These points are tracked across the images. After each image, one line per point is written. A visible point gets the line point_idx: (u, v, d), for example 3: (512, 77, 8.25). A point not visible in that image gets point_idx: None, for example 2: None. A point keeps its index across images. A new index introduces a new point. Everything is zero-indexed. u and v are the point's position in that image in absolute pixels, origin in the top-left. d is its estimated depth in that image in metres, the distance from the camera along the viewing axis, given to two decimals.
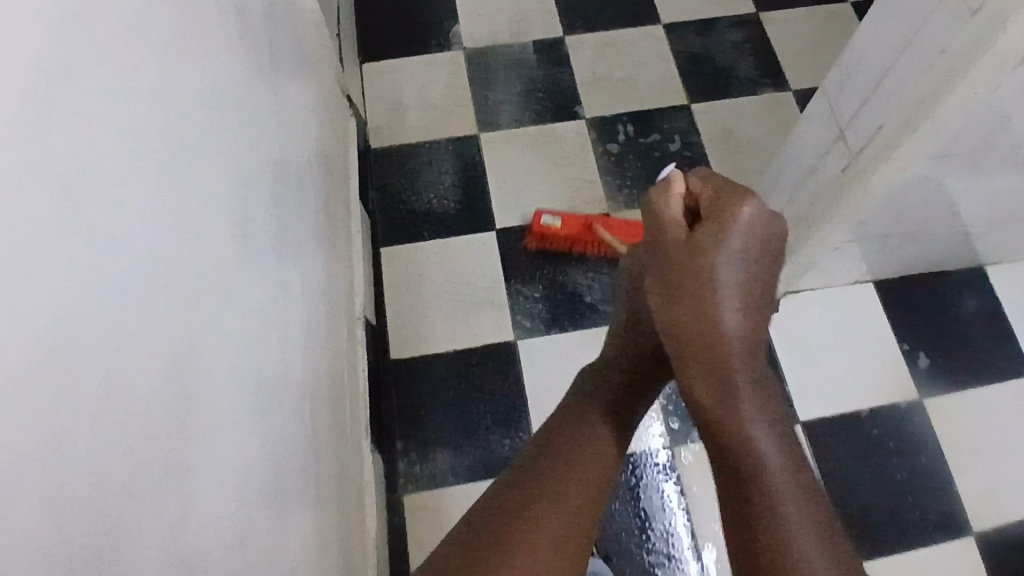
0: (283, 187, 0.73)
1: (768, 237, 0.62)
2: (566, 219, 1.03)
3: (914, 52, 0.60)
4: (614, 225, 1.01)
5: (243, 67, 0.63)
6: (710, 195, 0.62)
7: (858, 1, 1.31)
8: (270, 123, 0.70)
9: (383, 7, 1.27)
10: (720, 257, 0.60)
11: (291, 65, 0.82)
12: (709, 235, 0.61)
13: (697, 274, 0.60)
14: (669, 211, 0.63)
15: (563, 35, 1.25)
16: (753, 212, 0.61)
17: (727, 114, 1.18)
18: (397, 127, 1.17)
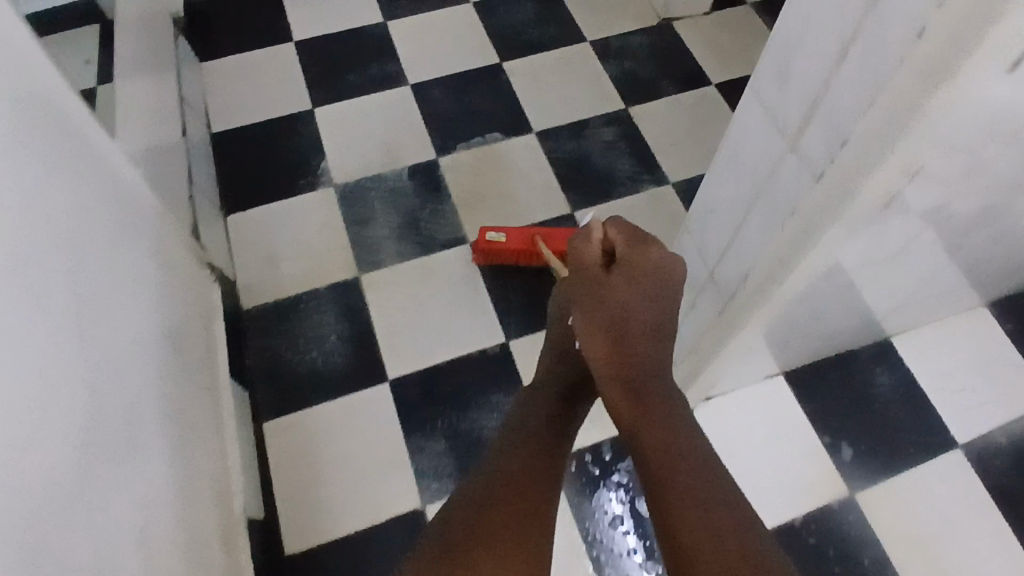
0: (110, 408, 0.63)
1: (671, 283, 0.61)
2: (510, 234, 1.06)
3: (762, 207, 0.56)
4: (555, 242, 1.04)
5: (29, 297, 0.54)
6: (624, 242, 0.63)
7: (724, 82, 1.32)
8: (86, 339, 0.62)
9: (244, 150, 1.21)
10: (640, 288, 0.59)
11: (117, 256, 0.74)
12: (622, 271, 0.60)
13: (614, 300, 0.59)
14: (588, 253, 0.63)
15: (437, 156, 1.21)
16: (658, 259, 0.61)
17: (612, 218, 1.15)
18: (270, 280, 1.09)
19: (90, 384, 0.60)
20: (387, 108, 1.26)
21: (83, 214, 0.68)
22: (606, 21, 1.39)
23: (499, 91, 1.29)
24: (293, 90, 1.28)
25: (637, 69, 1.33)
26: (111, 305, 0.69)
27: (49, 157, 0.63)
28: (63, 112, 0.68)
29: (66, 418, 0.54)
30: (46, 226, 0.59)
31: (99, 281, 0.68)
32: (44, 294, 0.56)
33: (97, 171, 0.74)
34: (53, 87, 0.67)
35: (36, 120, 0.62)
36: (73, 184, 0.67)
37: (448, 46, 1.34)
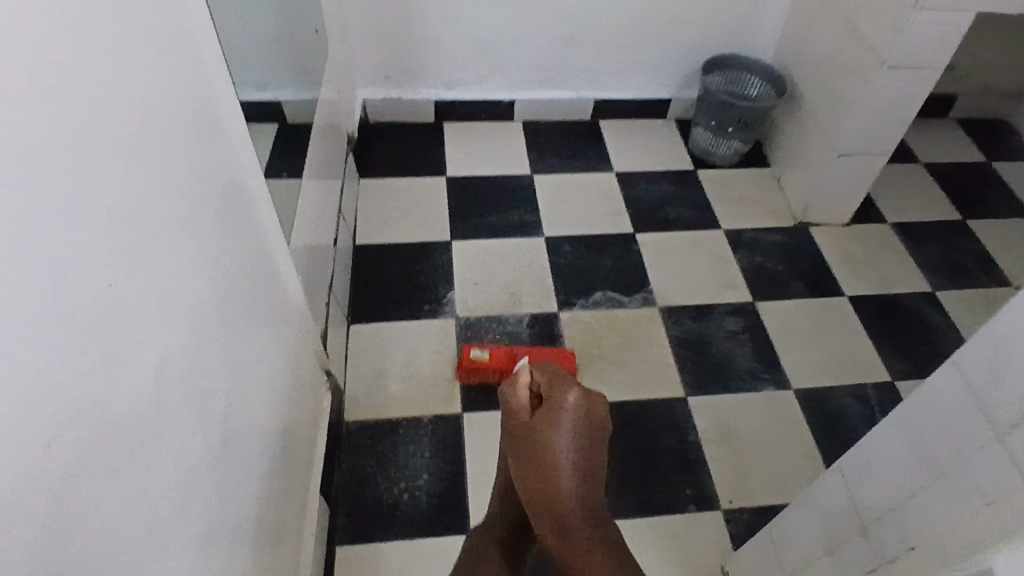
0: (228, 504, 0.64)
1: (591, 423, 0.75)
2: (492, 352, 1.10)
3: (943, 483, 0.52)
4: (540, 355, 1.10)
5: (185, 367, 0.53)
6: (548, 386, 0.77)
7: (855, 295, 1.30)
8: (218, 424, 0.61)
9: (378, 267, 1.27)
10: (559, 431, 0.73)
11: (257, 346, 0.75)
12: (543, 417, 0.75)
13: (539, 444, 0.74)
14: (516, 403, 0.78)
15: (558, 310, 1.23)
16: (575, 401, 0.75)
17: (726, 411, 1.12)
18: (375, 397, 1.09)
19: (208, 466, 0.58)
20: (518, 253, 1.31)
21: (241, 296, 0.69)
22: (741, 213, 1.43)
23: (627, 259, 1.32)
24: (435, 220, 1.35)
25: (766, 265, 1.34)
26: (241, 390, 0.69)
27: (228, 232, 0.65)
28: (245, 193, 0.71)
29: (180, 504, 0.52)
30: (214, 300, 0.60)
31: (238, 363, 0.68)
32: (198, 366, 0.55)
33: (258, 256, 0.76)
34: (244, 170, 0.70)
35: (226, 194, 0.65)
36: (240, 264, 0.69)
37: (586, 208, 1.40)
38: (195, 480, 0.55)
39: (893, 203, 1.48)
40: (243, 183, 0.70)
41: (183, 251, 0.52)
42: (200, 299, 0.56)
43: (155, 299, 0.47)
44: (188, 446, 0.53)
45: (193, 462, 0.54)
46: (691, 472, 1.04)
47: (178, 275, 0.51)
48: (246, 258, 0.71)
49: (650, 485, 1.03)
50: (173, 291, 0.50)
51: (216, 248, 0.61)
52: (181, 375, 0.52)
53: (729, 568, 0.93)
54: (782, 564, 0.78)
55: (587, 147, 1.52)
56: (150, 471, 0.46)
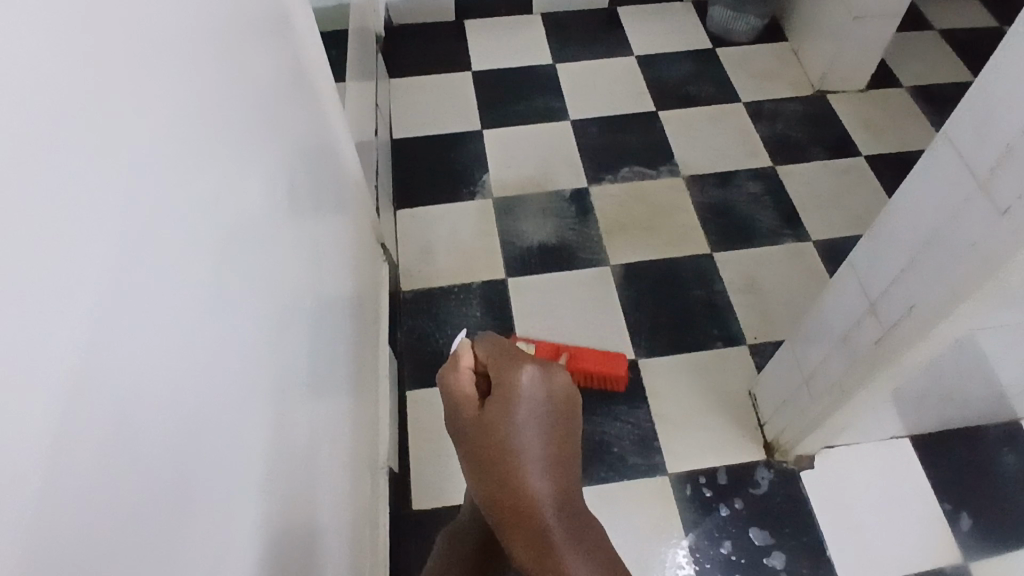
0: (320, 325, 0.75)
1: (555, 403, 0.63)
2: (540, 347, 1.02)
3: (939, 244, 0.60)
4: (584, 365, 1.04)
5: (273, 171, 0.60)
6: (493, 364, 0.67)
7: (873, 155, 1.36)
8: (302, 243, 0.70)
9: (417, 157, 1.36)
10: (516, 416, 0.61)
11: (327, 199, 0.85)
12: (495, 404, 0.62)
13: (495, 441, 0.60)
14: (464, 393, 0.67)
15: (589, 185, 1.31)
16: (529, 377, 0.64)
17: (751, 264, 1.20)
18: (426, 270, 1.20)
19: (294, 270, 0.67)
20: (547, 136, 1.38)
21: (310, 144, 0.77)
22: (760, 86, 1.48)
23: (651, 135, 1.39)
24: (466, 111, 1.43)
25: (786, 133, 1.40)
26: (317, 226, 0.79)
27: (292, 73, 0.72)
28: (304, 45, 0.77)
29: (281, 288, 0.61)
30: (286, 129, 0.67)
31: (308, 198, 0.76)
32: (281, 177, 0.63)
33: (317, 112, 0.83)
34: (303, 25, 0.76)
35: (288, 37, 0.71)
36: (304, 110, 0.76)
37: (609, 91, 1.46)
38: (287, 276, 0.64)
39: (910, 67, 1.51)
40: (302, 36, 0.76)
41: (261, 65, 0.59)
42: (280, 126, 0.64)
43: (248, 96, 0.54)
44: (281, 243, 0.62)
45: (285, 262, 0.63)
46: (720, 316, 1.14)
47: (258, 82, 0.58)
48: (314, 120, 0.80)
49: (682, 329, 1.13)
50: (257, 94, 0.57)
51: (285, 84, 0.68)
52: (272, 176, 0.60)
53: (756, 390, 1.04)
54: (804, 367, 0.89)
55: (607, 33, 1.57)
56: (258, 241, 0.54)
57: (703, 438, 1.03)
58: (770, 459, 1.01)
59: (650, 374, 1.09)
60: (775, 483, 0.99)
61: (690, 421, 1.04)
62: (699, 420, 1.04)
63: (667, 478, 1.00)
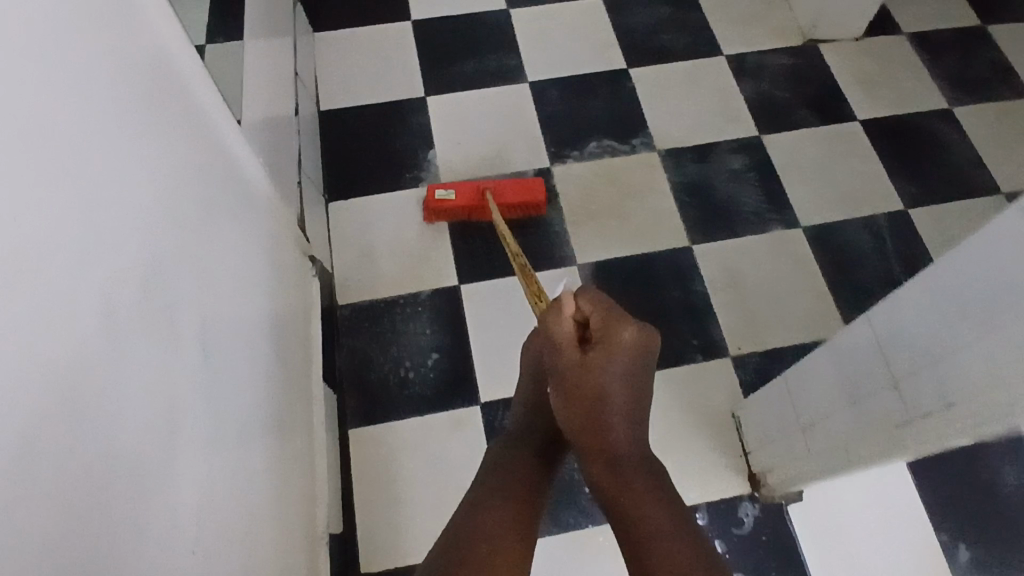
0: (224, 420, 0.60)
1: (644, 365, 0.60)
2: (459, 191, 1.04)
3: (995, 339, 0.48)
4: (505, 199, 1.04)
5: (105, 287, 0.42)
6: (601, 318, 0.59)
7: (868, 119, 1.21)
8: (186, 340, 0.53)
9: (351, 134, 1.16)
10: (615, 368, 0.57)
11: (227, 244, 0.68)
12: (597, 355, 0.57)
13: (589, 386, 0.57)
14: (562, 334, 0.57)
15: (550, 165, 1.14)
16: (634, 336, 0.58)
17: (734, 257, 1.07)
18: (367, 277, 1.04)
19: (170, 392, 0.49)
20: (502, 103, 1.19)
21: (194, 189, 0.59)
22: (744, 35, 1.29)
23: (621, 99, 1.20)
24: (406, 74, 1.21)
25: (773, 93, 1.23)
26: (214, 292, 0.61)
27: (150, 109, 0.51)
28: (171, 57, 0.56)
29: (140, 443, 0.44)
30: (143, 201, 0.48)
31: (195, 266, 0.58)
32: (127, 283, 0.45)
33: (203, 139, 0.63)
34: (168, 29, 0.56)
35: (139, 57, 0.50)
36: (177, 149, 0.56)
37: (573, 44, 1.26)
38: (157, 411, 0.47)
39: (910, 9, 1.33)
40: (166, 45, 0.55)
41: (66, 138, 0.39)
42: (127, 205, 0.45)
43: (26, 210, 0.35)
44: (137, 376, 0.45)
45: (151, 395, 0.46)
46: (699, 323, 1.02)
47: (59, 170, 0.38)
48: (198, 149, 0.62)
49: (657, 339, 1.01)
50: (54, 191, 0.37)
51: (135, 135, 0.48)
52: (101, 298, 0.41)
53: (740, 413, 0.93)
54: (798, 412, 0.78)
55: None
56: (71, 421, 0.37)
57: (682, 469, 0.93)
58: (755, 491, 0.92)
59: None
60: (762, 519, 0.91)
61: (667, 450, 0.94)
62: (678, 448, 0.94)
63: None
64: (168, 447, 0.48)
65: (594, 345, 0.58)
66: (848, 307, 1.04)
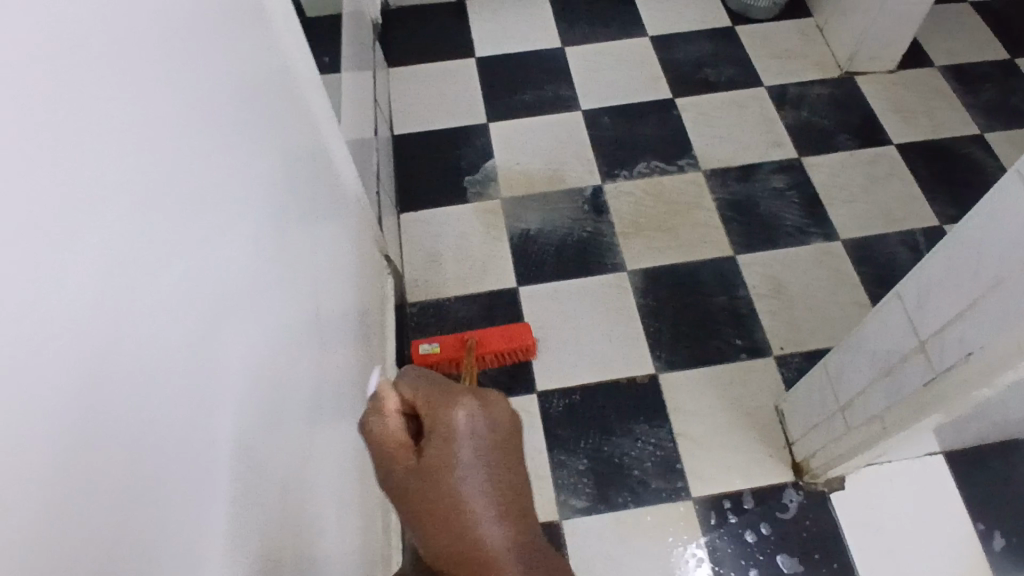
0: (329, 367, 0.70)
1: (501, 448, 0.47)
2: (442, 343, 1.00)
3: (1003, 292, 0.54)
4: (494, 345, 1.02)
5: (262, 198, 0.48)
6: (425, 404, 0.50)
7: (905, 143, 1.28)
8: (303, 283, 0.61)
9: (421, 154, 1.28)
10: (459, 465, 0.45)
11: (325, 222, 0.78)
12: (435, 457, 0.46)
13: (440, 501, 0.44)
14: (387, 438, 0.49)
15: (602, 183, 1.23)
16: (467, 416, 0.47)
17: (777, 266, 1.14)
18: (434, 279, 1.14)
19: (295, 314, 0.56)
20: (558, 128, 1.31)
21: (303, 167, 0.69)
22: (784, 68, 1.38)
23: (668, 125, 1.30)
24: (470, 103, 1.34)
25: (812, 120, 1.31)
26: (314, 252, 0.69)
27: (274, 76, 0.59)
28: (286, 47, 0.66)
29: (281, 340, 0.49)
30: (273, 148, 0.55)
31: (302, 222, 0.65)
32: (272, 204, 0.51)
33: (304, 122, 0.71)
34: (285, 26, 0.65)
35: (265, 31, 0.58)
36: (290, 120, 0.64)
37: (623, 77, 1.37)
38: (290, 322, 0.53)
39: (942, 43, 1.41)
40: (281, 33, 0.64)
41: (238, 65, 0.46)
42: (271, 149, 0.53)
43: (225, 105, 0.41)
44: (280, 286, 0.51)
45: (286, 309, 0.53)
46: (743, 325, 1.08)
47: (236, 86, 0.45)
48: (313, 139, 0.74)
49: (703, 339, 1.07)
50: (236, 103, 0.44)
51: (267, 97, 0.56)
52: (260, 205, 0.48)
53: (783, 406, 0.99)
54: (837, 394, 0.83)
55: (619, 13, 1.47)
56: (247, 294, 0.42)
57: (728, 457, 0.98)
58: (798, 480, 0.96)
59: (671, 389, 1.03)
60: (806, 506, 0.94)
61: (714, 440, 0.99)
62: (723, 439, 0.99)
63: (690, 503, 0.95)
64: (296, 358, 0.54)
65: (425, 440, 0.48)
66: None
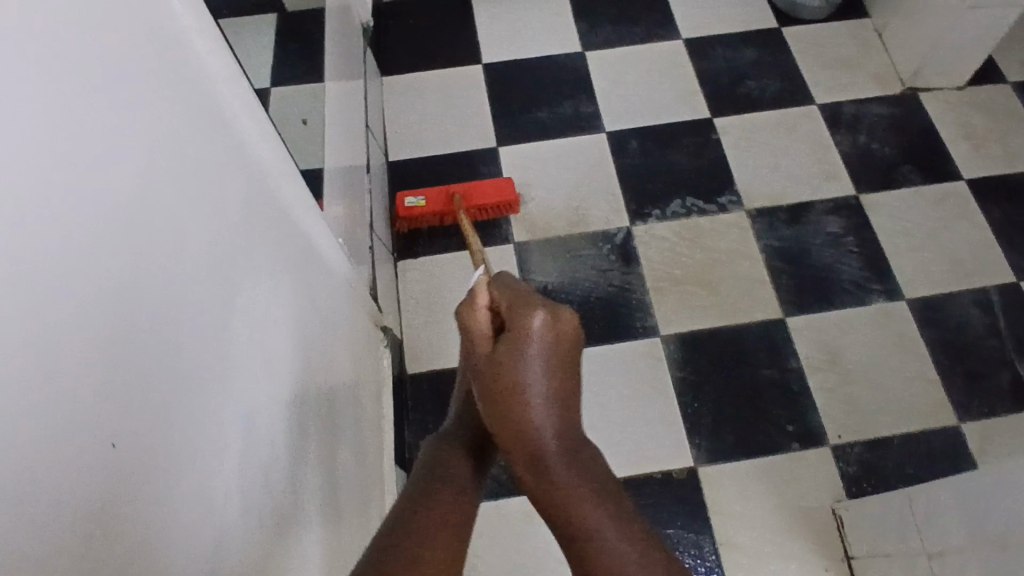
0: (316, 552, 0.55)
1: (565, 354, 0.46)
2: (429, 197, 1.03)
3: None
4: (477, 201, 1.04)
5: (107, 366, 0.28)
6: (507, 303, 0.48)
7: (977, 178, 1.11)
8: (246, 445, 0.41)
9: (422, 186, 1.11)
10: (526, 359, 0.45)
11: (300, 334, 0.60)
12: (505, 348, 0.46)
13: (501, 383, 0.45)
14: (475, 331, 0.48)
15: (630, 225, 1.07)
16: (541, 321, 0.45)
17: (834, 333, 0.99)
18: (439, 344, 0.99)
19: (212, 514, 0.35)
20: (579, 155, 1.13)
21: (267, 290, 0.51)
22: (838, 81, 1.20)
23: (706, 152, 1.13)
24: (477, 121, 1.16)
25: (871, 147, 1.14)
26: (276, 388, 0.49)
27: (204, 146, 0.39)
28: (235, 116, 0.46)
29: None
30: (184, 262, 0.35)
31: (252, 351, 0.45)
32: (146, 364, 0.31)
33: (257, 199, 0.51)
34: (238, 98, 0.46)
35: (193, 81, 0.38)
36: (235, 212, 0.44)
37: (654, 91, 1.19)
38: (189, 538, 0.33)
39: (1018, 54, 1.23)
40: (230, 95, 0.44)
41: (61, 133, 0.26)
42: (206, 348, 0.37)
43: (43, 400, 0.24)
44: (190, 532, 0.33)
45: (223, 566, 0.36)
46: (795, 406, 0.94)
47: (77, 218, 0.26)
48: (281, 247, 0.57)
49: (748, 423, 0.93)
50: (63, 244, 0.25)
51: (186, 196, 0.36)
52: (127, 401, 0.29)
53: (844, 514, 0.86)
54: (925, 536, 0.69)
55: (648, 10, 1.27)
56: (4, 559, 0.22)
57: (778, 574, 0.85)
58: None
59: (714, 487, 0.90)
60: None
61: (764, 551, 0.86)
62: (775, 550, 0.86)
63: None
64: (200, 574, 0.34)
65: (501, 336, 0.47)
66: (959, 392, 0.96)
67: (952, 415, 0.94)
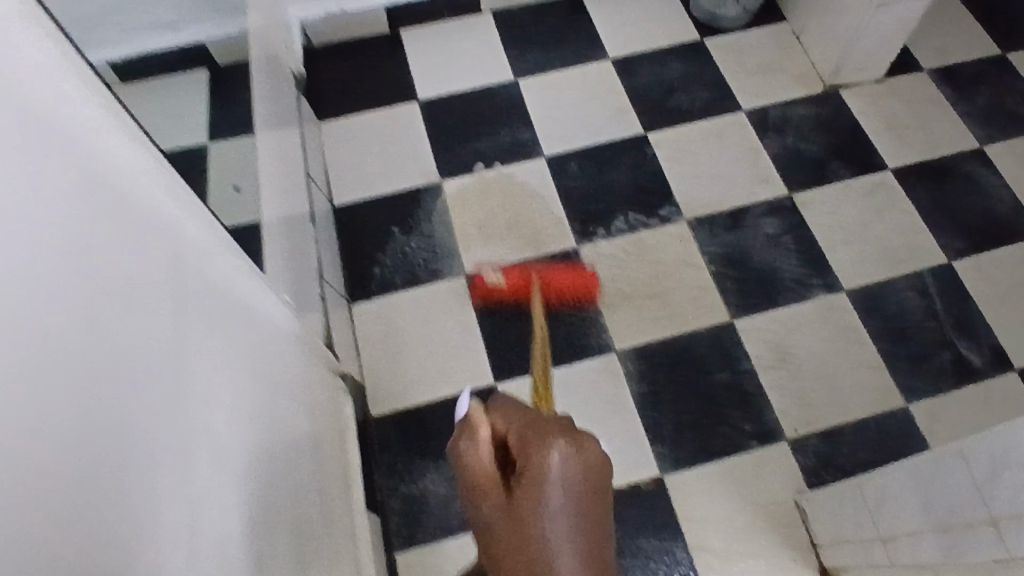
0: None
1: (588, 491, 0.46)
2: (508, 274, 1.07)
3: None
4: (554, 282, 1.06)
5: None
6: (519, 441, 0.48)
7: (900, 166, 1.17)
8: None
9: (368, 228, 1.12)
10: (547, 505, 0.46)
11: (236, 397, 0.54)
12: (525, 497, 0.46)
13: (521, 538, 0.46)
14: (482, 473, 0.47)
15: (577, 245, 1.10)
16: (561, 460, 0.46)
17: (780, 330, 1.03)
18: (400, 383, 1.00)
19: None
20: (521, 181, 1.16)
21: (198, 366, 0.46)
22: (762, 86, 1.25)
23: (643, 166, 1.17)
24: (418, 158, 1.18)
25: (798, 147, 1.19)
26: (183, 470, 0.41)
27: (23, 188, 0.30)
28: (92, 150, 0.36)
29: None
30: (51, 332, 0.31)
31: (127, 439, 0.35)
32: None
33: (150, 255, 0.42)
34: (103, 121, 0.37)
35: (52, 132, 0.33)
36: (109, 270, 0.36)
37: (586, 111, 1.22)
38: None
39: (930, 43, 1.29)
40: (78, 123, 0.35)
41: None
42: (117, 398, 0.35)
43: None
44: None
45: None
46: (749, 406, 0.97)
47: None
48: (232, 317, 0.57)
49: (707, 427, 0.96)
50: None
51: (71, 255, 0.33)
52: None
53: (806, 506, 0.89)
54: (878, 522, 0.72)
55: (574, 32, 1.31)
56: None
57: (749, 569, 0.88)
58: None
59: (680, 494, 0.92)
60: None
61: (732, 552, 0.89)
62: (742, 548, 0.89)
63: None
64: None
65: (516, 481, 0.47)
66: (903, 375, 1.00)
67: (897, 398, 0.98)
